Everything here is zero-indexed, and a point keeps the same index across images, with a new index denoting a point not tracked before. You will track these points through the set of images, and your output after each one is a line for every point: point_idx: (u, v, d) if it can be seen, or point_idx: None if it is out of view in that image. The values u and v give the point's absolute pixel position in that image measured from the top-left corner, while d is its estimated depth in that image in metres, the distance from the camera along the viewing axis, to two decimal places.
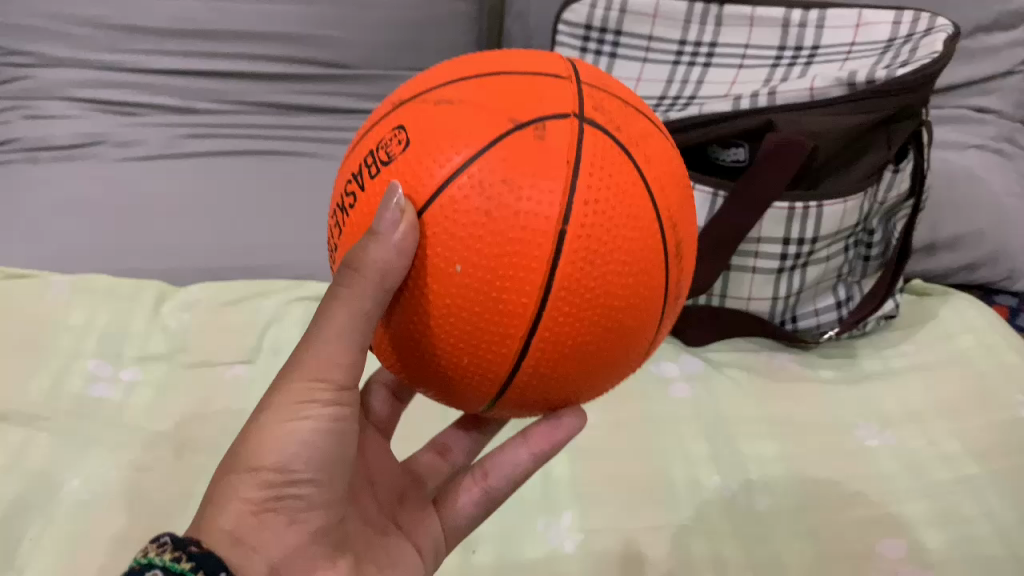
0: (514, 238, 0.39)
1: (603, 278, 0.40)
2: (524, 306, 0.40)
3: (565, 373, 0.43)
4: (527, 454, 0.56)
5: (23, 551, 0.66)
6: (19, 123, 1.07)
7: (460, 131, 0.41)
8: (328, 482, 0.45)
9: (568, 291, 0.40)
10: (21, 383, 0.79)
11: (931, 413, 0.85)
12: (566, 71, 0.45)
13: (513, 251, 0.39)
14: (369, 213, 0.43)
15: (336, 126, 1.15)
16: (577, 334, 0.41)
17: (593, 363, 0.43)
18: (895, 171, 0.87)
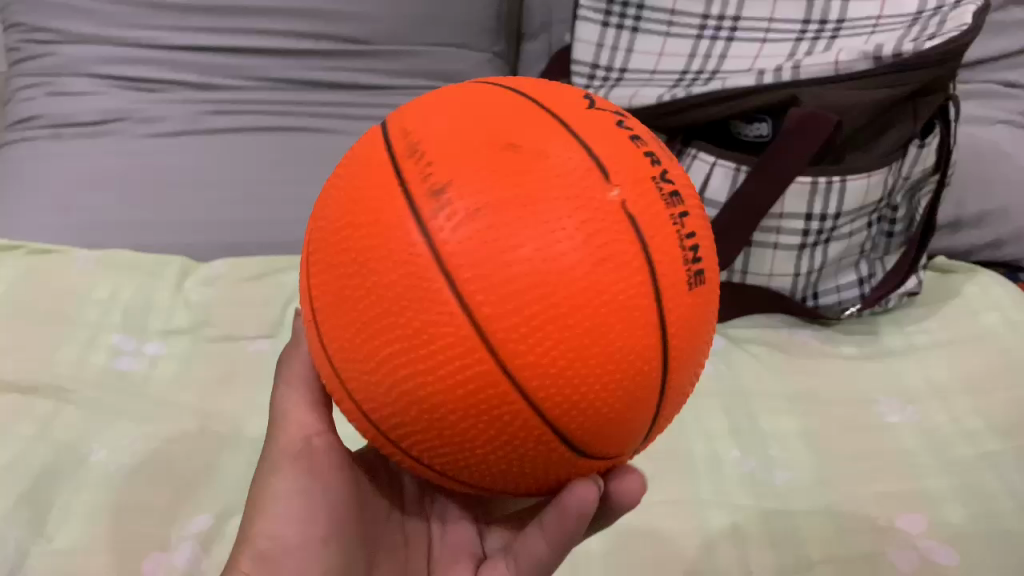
0: (315, 278, 0.42)
1: (370, 334, 0.39)
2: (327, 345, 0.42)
3: (391, 427, 0.41)
4: (545, 543, 0.46)
5: (54, 518, 0.68)
6: (43, 99, 1.08)
7: (334, 199, 0.42)
8: (314, 532, 0.47)
9: (346, 344, 0.40)
10: (48, 356, 0.81)
11: (953, 390, 0.84)
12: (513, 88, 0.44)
13: (318, 302, 0.42)
14: None
15: (355, 102, 1.14)
16: (374, 392, 0.40)
17: (413, 427, 0.40)
18: (921, 147, 0.86)
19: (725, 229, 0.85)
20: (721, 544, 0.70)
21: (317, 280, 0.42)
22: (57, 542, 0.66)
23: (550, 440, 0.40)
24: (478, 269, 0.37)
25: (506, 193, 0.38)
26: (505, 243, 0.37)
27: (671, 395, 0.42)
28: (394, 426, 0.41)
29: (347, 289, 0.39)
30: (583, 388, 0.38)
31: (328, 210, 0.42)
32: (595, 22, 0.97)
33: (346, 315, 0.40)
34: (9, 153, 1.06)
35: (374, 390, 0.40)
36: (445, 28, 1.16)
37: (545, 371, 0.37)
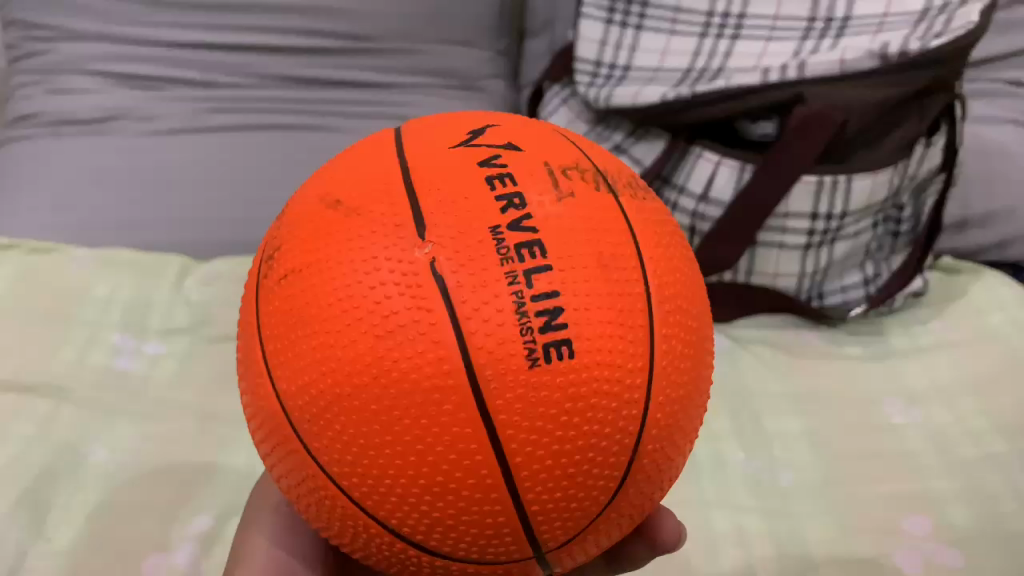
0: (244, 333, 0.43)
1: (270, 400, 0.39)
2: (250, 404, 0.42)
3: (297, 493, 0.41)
4: None
5: (52, 519, 0.67)
6: (42, 97, 1.08)
7: (265, 256, 0.43)
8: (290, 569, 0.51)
9: (256, 407, 0.41)
10: (47, 355, 0.80)
11: (959, 391, 0.83)
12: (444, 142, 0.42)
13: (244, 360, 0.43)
14: None
15: (356, 99, 1.13)
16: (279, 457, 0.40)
17: (313, 497, 0.40)
18: (927, 146, 0.86)
19: (729, 229, 0.84)
20: (725, 546, 0.69)
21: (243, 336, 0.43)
22: (56, 543, 0.65)
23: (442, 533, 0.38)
24: (344, 347, 0.36)
25: (374, 269, 0.37)
26: (339, 317, 0.36)
27: (564, 492, 0.37)
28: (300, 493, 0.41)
29: (256, 351, 0.40)
30: (419, 479, 0.36)
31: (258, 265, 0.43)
32: (598, 19, 0.97)
33: (254, 378, 0.40)
34: (8, 151, 1.05)
35: (279, 455, 0.40)
36: (447, 25, 1.15)
37: (370, 454, 0.36)
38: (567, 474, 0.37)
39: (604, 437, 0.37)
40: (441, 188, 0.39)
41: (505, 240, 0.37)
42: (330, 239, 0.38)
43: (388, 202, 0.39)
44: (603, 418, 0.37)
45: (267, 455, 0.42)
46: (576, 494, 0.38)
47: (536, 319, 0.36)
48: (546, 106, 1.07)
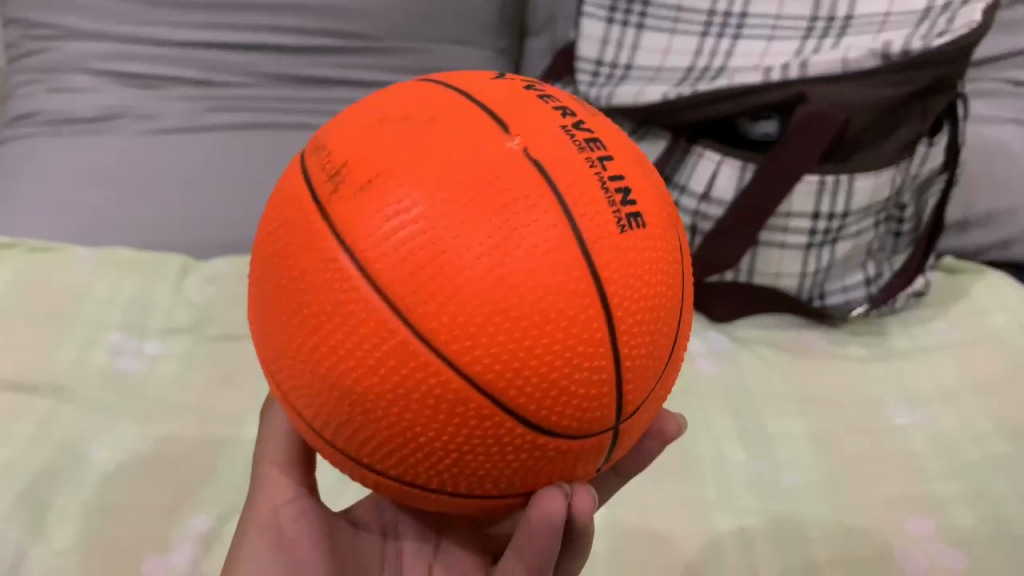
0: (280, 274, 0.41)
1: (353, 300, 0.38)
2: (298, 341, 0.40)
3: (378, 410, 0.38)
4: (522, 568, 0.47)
5: (51, 519, 0.67)
6: (43, 96, 1.08)
7: (287, 209, 0.42)
8: None
9: (322, 320, 0.38)
10: (47, 355, 0.80)
11: (963, 392, 0.83)
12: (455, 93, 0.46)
13: (285, 295, 0.40)
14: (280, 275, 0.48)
15: (358, 100, 1.13)
16: (359, 368, 0.38)
17: (404, 401, 0.37)
18: (929, 146, 0.86)
19: (730, 229, 0.84)
20: (728, 548, 0.69)
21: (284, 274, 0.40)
22: (55, 542, 0.65)
23: (555, 397, 0.38)
24: (458, 205, 0.37)
25: (469, 148, 0.39)
26: (438, 215, 0.37)
27: (647, 353, 0.40)
28: (380, 407, 0.38)
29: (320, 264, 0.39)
30: (544, 326, 0.37)
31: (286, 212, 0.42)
32: (599, 18, 0.97)
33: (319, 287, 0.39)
34: (8, 150, 1.05)
35: (360, 365, 0.38)
36: (448, 24, 1.15)
37: (491, 354, 0.37)
38: (651, 329, 0.40)
39: (668, 297, 0.41)
40: (491, 104, 0.42)
41: (567, 144, 0.41)
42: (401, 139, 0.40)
43: (443, 137, 0.40)
44: (667, 285, 0.41)
45: (323, 380, 0.39)
46: (653, 354, 0.41)
47: (616, 195, 0.40)
48: None
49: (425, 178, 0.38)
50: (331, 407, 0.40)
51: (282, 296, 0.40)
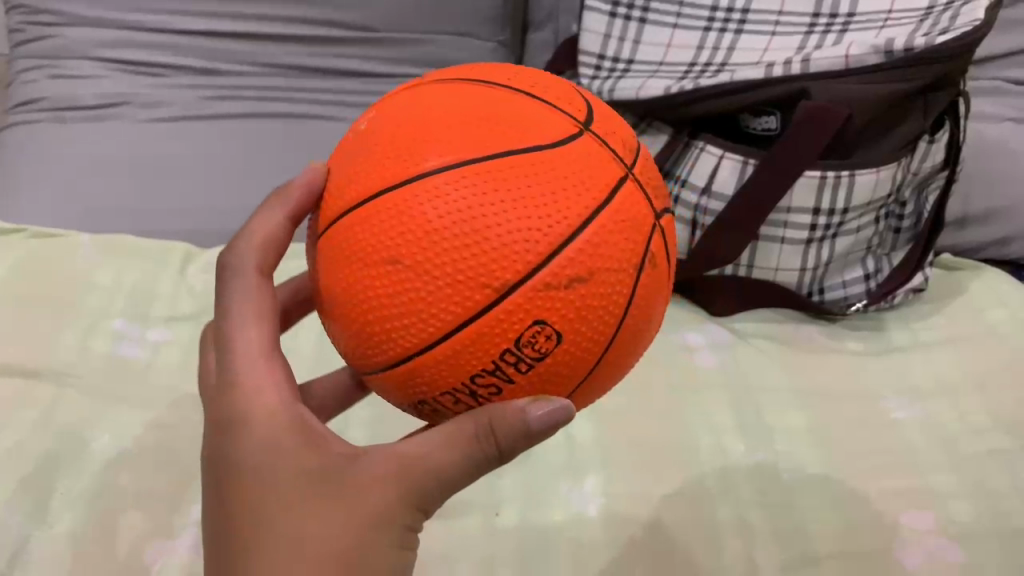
0: (492, 301, 0.38)
1: (510, 205, 0.38)
2: (538, 267, 0.38)
3: (597, 203, 0.40)
4: None
5: (55, 505, 0.67)
6: (45, 83, 1.08)
7: (433, 319, 0.39)
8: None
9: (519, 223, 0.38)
10: (50, 341, 0.80)
11: (962, 387, 0.84)
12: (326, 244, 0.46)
13: (514, 272, 0.38)
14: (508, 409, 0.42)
15: (361, 91, 1.14)
16: (562, 207, 0.39)
17: (584, 181, 0.40)
18: (931, 142, 0.86)
19: (730, 223, 0.85)
20: (726, 539, 0.70)
21: (489, 291, 0.38)
22: (58, 529, 0.66)
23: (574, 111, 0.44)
24: (414, 142, 0.41)
25: (389, 148, 0.42)
26: (403, 163, 0.41)
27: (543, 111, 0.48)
28: (592, 197, 0.40)
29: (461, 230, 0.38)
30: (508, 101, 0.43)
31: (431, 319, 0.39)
32: (602, 12, 0.96)
33: (488, 233, 0.38)
34: (10, 137, 1.05)
35: (558, 205, 0.39)
36: (452, 15, 1.15)
37: (588, 152, 0.41)
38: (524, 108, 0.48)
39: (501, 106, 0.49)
40: (336, 174, 0.45)
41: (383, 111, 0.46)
42: (366, 206, 0.41)
43: (451, 125, 0.41)
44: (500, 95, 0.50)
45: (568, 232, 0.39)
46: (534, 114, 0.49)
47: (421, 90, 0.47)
48: None
49: (484, 149, 0.40)
50: (605, 238, 0.40)
51: (512, 294, 0.38)
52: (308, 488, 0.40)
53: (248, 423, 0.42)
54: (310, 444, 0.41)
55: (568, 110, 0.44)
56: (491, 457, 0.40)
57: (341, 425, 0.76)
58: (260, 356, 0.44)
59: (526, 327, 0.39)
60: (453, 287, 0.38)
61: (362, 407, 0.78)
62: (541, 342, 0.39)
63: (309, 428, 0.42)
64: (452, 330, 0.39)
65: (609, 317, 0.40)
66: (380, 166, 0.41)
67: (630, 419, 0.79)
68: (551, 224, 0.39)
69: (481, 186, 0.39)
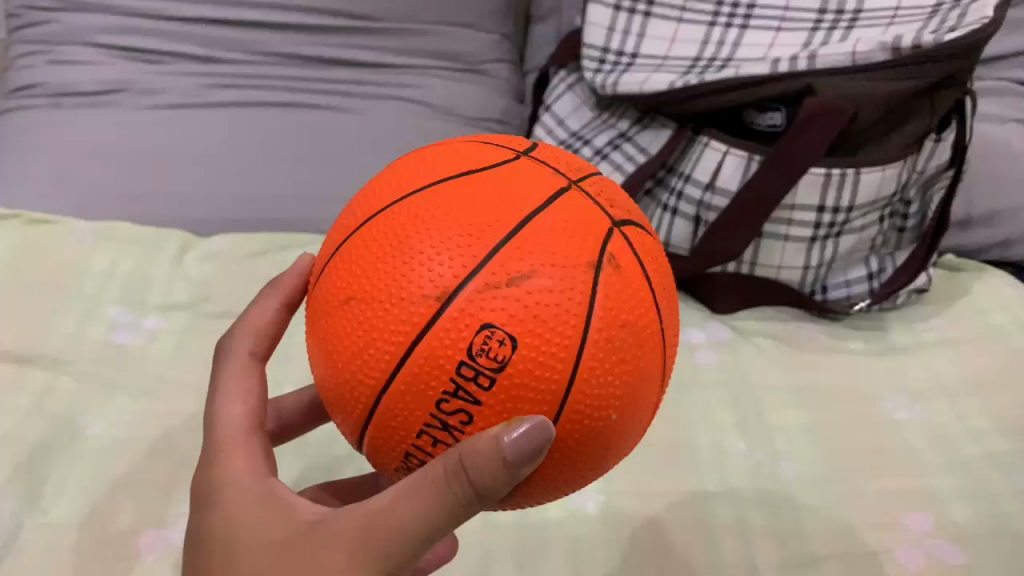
0: (438, 318, 0.37)
1: (446, 220, 0.39)
2: (475, 272, 0.37)
3: (536, 209, 0.39)
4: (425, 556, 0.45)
5: (48, 493, 0.66)
6: (42, 67, 1.07)
7: (386, 347, 0.38)
8: None
9: (454, 233, 0.38)
10: (44, 327, 0.79)
11: (963, 389, 0.83)
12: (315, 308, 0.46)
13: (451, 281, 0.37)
14: None
15: (363, 81, 1.12)
16: (496, 215, 0.39)
17: (524, 194, 0.40)
18: (937, 141, 0.85)
19: (733, 220, 0.84)
20: (724, 538, 0.69)
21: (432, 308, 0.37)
22: (51, 516, 0.65)
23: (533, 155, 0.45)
24: (376, 192, 0.43)
25: (357, 206, 0.44)
26: (362, 210, 0.43)
27: None
28: (531, 205, 0.39)
29: (400, 248, 0.38)
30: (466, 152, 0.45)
31: (383, 346, 0.38)
32: (606, 5, 0.96)
33: (425, 248, 0.38)
34: (6, 121, 1.04)
35: (492, 214, 0.39)
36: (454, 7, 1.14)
37: (531, 173, 0.42)
38: None
39: None
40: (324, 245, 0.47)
41: None
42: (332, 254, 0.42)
43: (408, 173, 0.43)
44: None
45: (505, 236, 0.38)
46: None
47: None
48: (551, 91, 1.07)
49: (427, 181, 0.41)
50: (549, 239, 0.38)
51: (454, 306, 0.37)
52: (276, 559, 0.40)
53: (220, 496, 0.42)
54: (276, 514, 0.41)
55: (515, 148, 0.45)
56: (462, 505, 0.37)
57: None
58: (239, 431, 0.45)
59: (473, 334, 0.36)
60: (398, 306, 0.37)
61: None
62: (494, 352, 0.36)
63: (279, 499, 0.42)
64: (403, 353, 0.37)
65: (571, 320, 0.37)
66: (348, 217, 0.43)
67: None
68: (485, 229, 0.38)
69: (421, 210, 0.39)
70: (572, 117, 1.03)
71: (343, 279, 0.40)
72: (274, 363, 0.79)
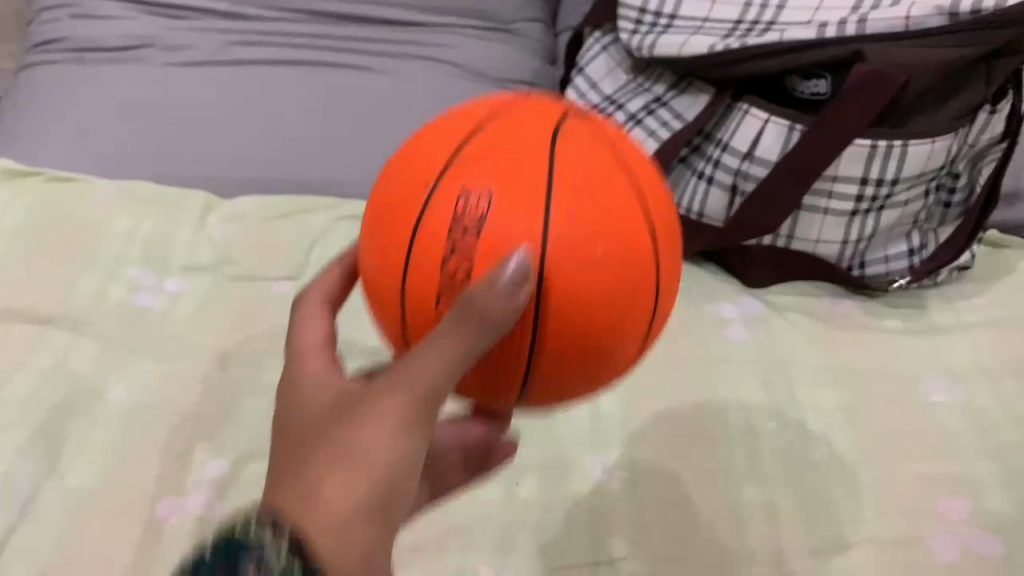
0: (428, 220, 0.41)
1: (425, 148, 0.43)
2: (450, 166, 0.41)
3: (504, 119, 0.44)
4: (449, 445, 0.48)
5: (68, 455, 0.66)
6: (67, 21, 1.06)
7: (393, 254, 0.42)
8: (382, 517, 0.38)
9: (434, 151, 0.43)
10: (66, 287, 0.78)
11: (1005, 370, 0.80)
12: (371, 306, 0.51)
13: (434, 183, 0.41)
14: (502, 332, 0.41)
15: (391, 40, 1.09)
16: (468, 130, 0.43)
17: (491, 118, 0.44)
18: (991, 113, 0.81)
19: (771, 192, 0.81)
20: (751, 520, 0.67)
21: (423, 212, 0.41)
22: (71, 479, 0.64)
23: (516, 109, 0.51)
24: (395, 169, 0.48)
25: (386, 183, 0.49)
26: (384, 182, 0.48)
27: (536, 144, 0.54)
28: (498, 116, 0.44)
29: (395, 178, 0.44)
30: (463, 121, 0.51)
31: (392, 256, 0.42)
32: None
33: (413, 171, 0.43)
34: (30, 75, 1.03)
35: (464, 129, 0.44)
36: None
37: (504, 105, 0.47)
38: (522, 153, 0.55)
39: None
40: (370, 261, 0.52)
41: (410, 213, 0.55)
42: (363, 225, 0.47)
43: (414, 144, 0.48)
44: None
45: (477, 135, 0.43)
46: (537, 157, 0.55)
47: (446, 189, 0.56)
48: (585, 53, 1.03)
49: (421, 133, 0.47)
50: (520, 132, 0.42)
51: (438, 202, 0.41)
52: (320, 416, 0.40)
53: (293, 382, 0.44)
54: (335, 391, 0.42)
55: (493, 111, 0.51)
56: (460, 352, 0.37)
57: None
58: (316, 343, 0.46)
59: (453, 215, 0.40)
60: (399, 219, 0.42)
61: None
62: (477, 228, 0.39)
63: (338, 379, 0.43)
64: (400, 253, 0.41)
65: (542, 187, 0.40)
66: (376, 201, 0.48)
67: (660, 392, 0.76)
68: (456, 139, 0.43)
69: (410, 151, 0.45)
70: (606, 80, 1.00)
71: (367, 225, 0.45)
72: None
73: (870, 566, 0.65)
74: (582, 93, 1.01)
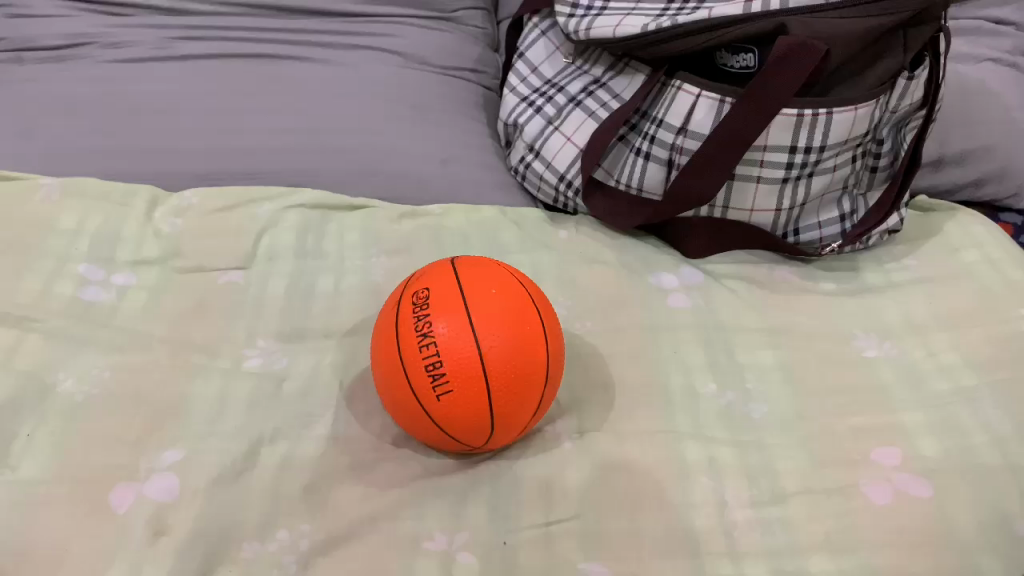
0: (411, 344, 0.63)
1: (393, 312, 0.66)
2: (407, 317, 0.64)
3: (427, 295, 0.64)
4: None
5: (17, 448, 0.66)
6: (8, 24, 1.09)
7: (402, 345, 0.63)
8: None
9: (400, 316, 0.65)
10: (11, 283, 0.78)
11: (934, 326, 0.83)
12: (378, 359, 0.67)
13: (408, 331, 0.63)
14: (476, 396, 0.62)
15: (329, 30, 1.14)
16: (410, 302, 0.65)
17: (420, 292, 0.65)
18: (910, 79, 0.84)
19: (705, 161, 0.83)
20: (695, 476, 0.69)
21: (406, 338, 0.63)
22: (21, 472, 0.64)
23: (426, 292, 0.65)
24: (408, 284, 0.68)
25: (406, 286, 0.68)
26: (403, 289, 0.68)
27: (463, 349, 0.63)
28: (421, 296, 0.65)
29: (390, 325, 0.65)
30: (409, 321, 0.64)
31: (407, 361, 0.63)
32: None
33: (396, 320, 0.65)
34: None
35: (408, 302, 0.65)
36: None
37: (423, 289, 0.65)
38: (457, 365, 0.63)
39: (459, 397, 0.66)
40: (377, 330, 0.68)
41: (394, 295, 0.69)
42: (391, 305, 0.67)
43: (424, 271, 0.69)
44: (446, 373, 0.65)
45: (418, 304, 0.64)
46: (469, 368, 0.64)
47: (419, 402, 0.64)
48: (525, 39, 1.06)
49: (427, 271, 0.68)
50: (444, 313, 0.63)
51: (411, 339, 0.63)
52: None
53: None
54: None
55: (422, 299, 0.65)
56: None
57: (312, 370, 0.75)
58: None
59: (424, 353, 0.62)
60: (399, 346, 0.64)
61: (332, 349, 0.77)
62: (447, 359, 0.61)
63: None
64: (405, 372, 0.63)
65: (466, 326, 0.62)
66: (392, 300, 0.68)
67: (607, 360, 0.78)
68: (407, 307, 0.65)
69: (392, 311, 0.66)
70: (546, 65, 1.02)
71: (389, 322, 0.66)
72: (246, 316, 0.79)
73: (807, 517, 0.66)
74: (522, 78, 1.03)
